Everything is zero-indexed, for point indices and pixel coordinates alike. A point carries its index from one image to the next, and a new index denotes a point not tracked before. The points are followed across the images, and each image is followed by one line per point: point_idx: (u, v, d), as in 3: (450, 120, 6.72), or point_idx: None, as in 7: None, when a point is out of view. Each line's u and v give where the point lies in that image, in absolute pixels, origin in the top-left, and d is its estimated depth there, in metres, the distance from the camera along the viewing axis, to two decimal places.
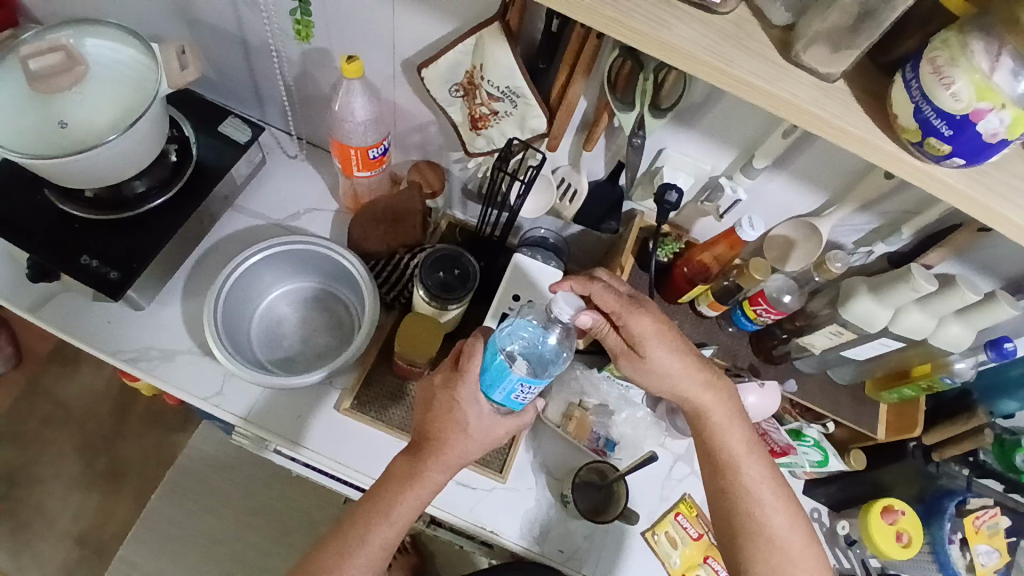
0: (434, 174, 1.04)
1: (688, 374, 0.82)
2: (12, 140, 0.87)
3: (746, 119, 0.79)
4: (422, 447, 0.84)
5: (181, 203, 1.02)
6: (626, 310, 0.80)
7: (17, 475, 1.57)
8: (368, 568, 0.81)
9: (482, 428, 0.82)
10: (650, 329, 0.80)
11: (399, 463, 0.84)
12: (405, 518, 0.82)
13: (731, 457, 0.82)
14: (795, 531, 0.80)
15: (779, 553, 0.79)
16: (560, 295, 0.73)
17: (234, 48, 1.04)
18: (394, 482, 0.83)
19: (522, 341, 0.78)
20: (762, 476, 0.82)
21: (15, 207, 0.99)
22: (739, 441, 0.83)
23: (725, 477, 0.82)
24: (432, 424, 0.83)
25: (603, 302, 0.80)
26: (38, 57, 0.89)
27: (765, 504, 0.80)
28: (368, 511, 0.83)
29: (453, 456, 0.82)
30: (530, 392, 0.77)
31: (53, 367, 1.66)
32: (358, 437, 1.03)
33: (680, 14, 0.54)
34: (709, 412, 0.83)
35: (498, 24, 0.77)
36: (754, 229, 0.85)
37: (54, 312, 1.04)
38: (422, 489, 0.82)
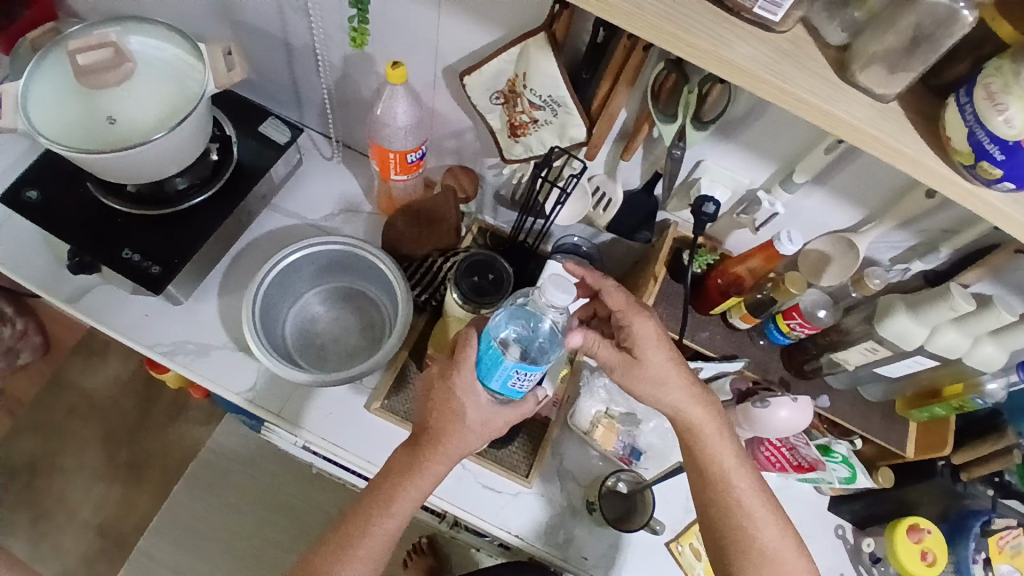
0: (468, 179, 1.07)
1: (678, 383, 0.82)
2: (62, 134, 0.89)
3: (788, 134, 0.80)
4: (420, 440, 0.83)
5: (220, 201, 1.04)
6: (631, 310, 0.83)
7: (41, 464, 1.59)
8: (372, 561, 0.82)
9: (481, 421, 0.82)
10: (651, 333, 0.81)
11: (399, 454, 0.85)
12: (406, 510, 0.83)
13: (720, 468, 0.83)
14: (787, 543, 0.81)
15: (771, 564, 0.80)
16: (548, 280, 0.73)
17: (277, 50, 1.06)
18: (395, 474, 0.83)
19: (517, 329, 0.79)
20: (750, 485, 0.83)
21: (61, 201, 1.01)
22: (729, 455, 0.83)
23: (715, 491, 0.83)
24: (431, 415, 0.83)
25: (611, 298, 0.83)
26: (88, 52, 0.90)
27: (755, 514, 0.81)
28: (371, 501, 0.83)
29: (453, 448, 0.82)
30: (526, 379, 0.77)
31: (79, 357, 1.68)
32: (390, 437, 1.04)
33: (739, 31, 0.55)
34: (699, 427, 0.83)
35: (544, 34, 0.78)
36: (793, 243, 0.84)
37: (92, 304, 1.06)
38: (422, 480, 0.82)
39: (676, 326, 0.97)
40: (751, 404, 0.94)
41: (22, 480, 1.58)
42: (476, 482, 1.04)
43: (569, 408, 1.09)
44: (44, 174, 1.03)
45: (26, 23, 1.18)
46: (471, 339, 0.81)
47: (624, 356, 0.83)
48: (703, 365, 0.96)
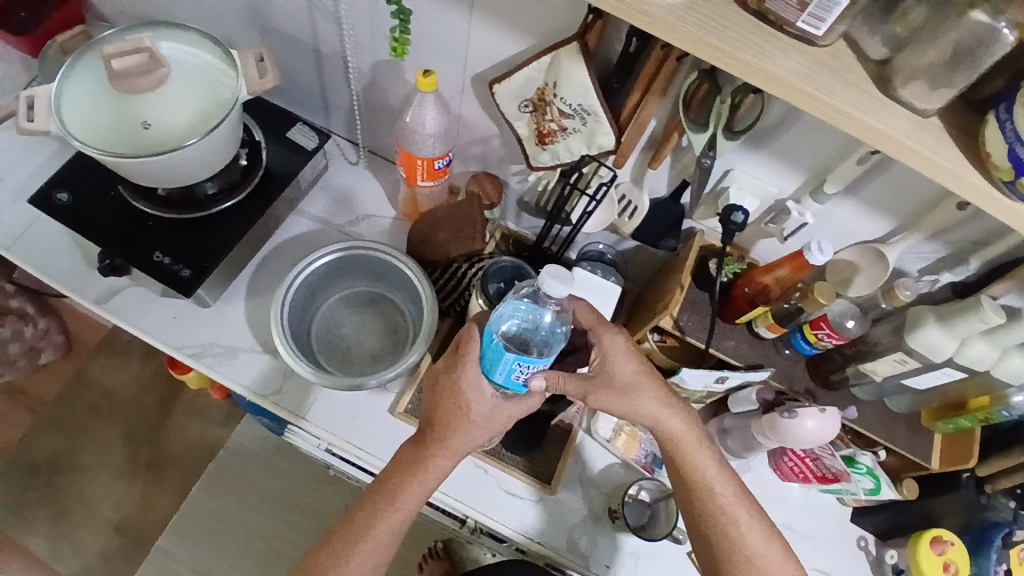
0: (493, 185, 1.07)
1: (653, 395, 0.83)
2: (96, 138, 0.90)
3: (820, 144, 0.79)
4: (427, 435, 0.83)
5: (249, 205, 1.05)
6: (600, 327, 0.84)
7: (61, 462, 1.61)
8: (378, 556, 0.83)
9: (486, 414, 0.81)
10: (621, 348, 0.83)
11: (405, 450, 0.85)
12: (410, 505, 0.83)
13: (702, 478, 0.84)
14: (773, 547, 0.83)
15: (757, 569, 0.82)
16: (546, 271, 0.71)
17: (306, 57, 1.07)
18: (400, 468, 0.84)
19: (519, 321, 0.79)
20: (731, 494, 0.85)
21: (92, 203, 1.03)
22: (710, 463, 0.85)
23: (699, 499, 0.84)
24: (437, 411, 0.82)
25: (581, 315, 0.84)
26: (121, 57, 0.90)
27: (739, 521, 0.83)
28: (378, 495, 0.84)
29: (457, 442, 0.82)
30: (530, 373, 0.75)
31: (101, 357, 1.70)
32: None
33: (782, 44, 0.55)
34: (677, 438, 0.85)
35: (576, 43, 0.79)
36: (823, 253, 0.83)
37: (121, 305, 1.07)
38: (429, 475, 0.83)
39: (703, 335, 0.96)
40: (778, 414, 0.94)
41: (42, 478, 1.60)
42: (500, 488, 1.04)
43: (590, 416, 1.09)
44: (76, 176, 1.04)
45: (54, 25, 1.18)
46: (473, 337, 0.80)
47: (598, 375, 0.82)
48: (729, 374, 0.96)
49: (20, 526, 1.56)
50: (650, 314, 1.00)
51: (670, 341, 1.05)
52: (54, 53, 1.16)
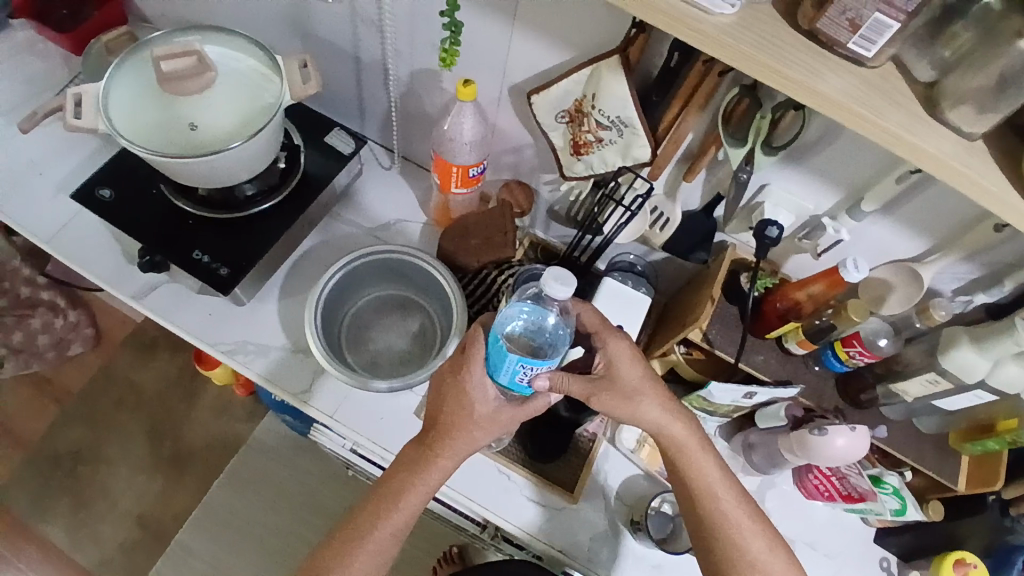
0: (523, 193, 1.09)
1: (655, 400, 0.82)
2: (142, 138, 0.91)
3: (859, 162, 0.80)
4: (429, 435, 0.84)
5: (286, 206, 1.07)
6: (605, 331, 0.82)
7: (84, 453, 1.63)
8: (383, 554, 0.83)
9: (489, 416, 0.82)
10: (625, 353, 0.81)
11: (407, 451, 0.86)
12: (414, 505, 0.84)
13: (704, 485, 0.83)
14: (776, 558, 0.82)
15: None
16: (548, 273, 0.71)
17: (346, 64, 1.09)
18: (404, 468, 0.84)
19: (523, 323, 0.81)
20: (733, 499, 0.84)
21: (134, 201, 1.05)
22: (713, 469, 0.84)
23: (701, 506, 0.83)
24: (442, 410, 0.83)
25: (586, 320, 0.83)
26: (170, 59, 0.91)
27: (742, 528, 0.82)
28: (382, 495, 0.84)
29: (460, 442, 0.83)
30: (534, 374, 0.76)
31: (127, 351, 1.73)
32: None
33: (832, 65, 0.55)
34: (680, 444, 0.83)
35: (618, 57, 0.80)
36: (859, 270, 0.84)
37: (157, 301, 1.09)
38: (433, 474, 0.83)
39: (732, 350, 0.96)
40: (807, 431, 0.94)
41: (65, 468, 1.62)
42: (524, 495, 1.05)
43: (614, 427, 1.09)
44: (119, 174, 1.07)
45: (95, 24, 1.20)
46: (478, 338, 0.81)
47: (600, 379, 0.82)
48: (756, 391, 0.95)
49: (42, 515, 1.58)
50: (678, 327, 1.00)
51: (695, 353, 1.04)
52: (97, 52, 1.17)
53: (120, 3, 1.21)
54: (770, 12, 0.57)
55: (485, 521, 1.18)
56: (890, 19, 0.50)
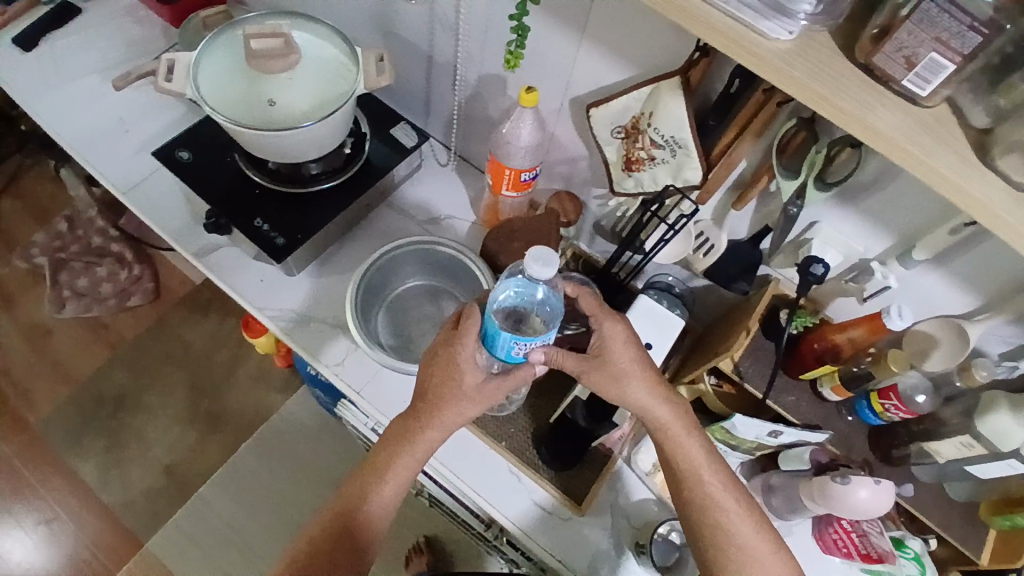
0: (572, 204, 1.11)
1: (643, 381, 0.83)
2: (224, 107, 0.97)
3: (912, 208, 0.78)
4: (417, 408, 0.85)
5: (346, 189, 1.13)
6: (601, 314, 0.83)
7: (126, 399, 1.73)
8: (374, 524, 0.84)
9: (478, 386, 0.83)
10: (620, 336, 0.83)
11: (396, 424, 0.87)
12: (403, 475, 0.85)
13: (690, 466, 0.83)
14: (764, 541, 0.82)
15: (751, 564, 0.80)
16: (530, 254, 0.71)
17: (420, 63, 1.15)
18: (393, 442, 0.86)
19: (515, 299, 0.82)
20: (719, 485, 0.83)
21: (206, 166, 1.12)
22: (697, 451, 0.84)
23: (687, 488, 0.83)
24: (432, 382, 0.84)
25: (585, 303, 0.83)
26: (260, 38, 0.97)
27: (732, 514, 0.82)
28: (371, 468, 0.85)
29: (449, 413, 0.83)
30: (529, 349, 0.76)
31: (182, 310, 1.82)
32: (468, 452, 1.07)
33: (886, 100, 0.55)
34: (665, 426, 0.84)
35: (679, 78, 0.82)
36: (903, 319, 0.81)
37: (216, 262, 1.16)
38: (419, 446, 0.84)
39: (762, 385, 0.94)
40: (830, 478, 0.90)
41: (107, 410, 1.72)
42: (531, 499, 1.05)
43: (632, 446, 1.08)
44: (198, 139, 1.14)
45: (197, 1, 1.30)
46: (474, 313, 0.82)
47: (593, 358, 0.83)
48: (783, 430, 0.92)
49: (77, 450, 1.68)
50: (709, 356, 0.99)
51: (726, 387, 1.05)
52: (193, 27, 1.25)
53: None
54: (830, 43, 0.57)
55: (491, 521, 1.19)
56: (946, 60, 0.50)
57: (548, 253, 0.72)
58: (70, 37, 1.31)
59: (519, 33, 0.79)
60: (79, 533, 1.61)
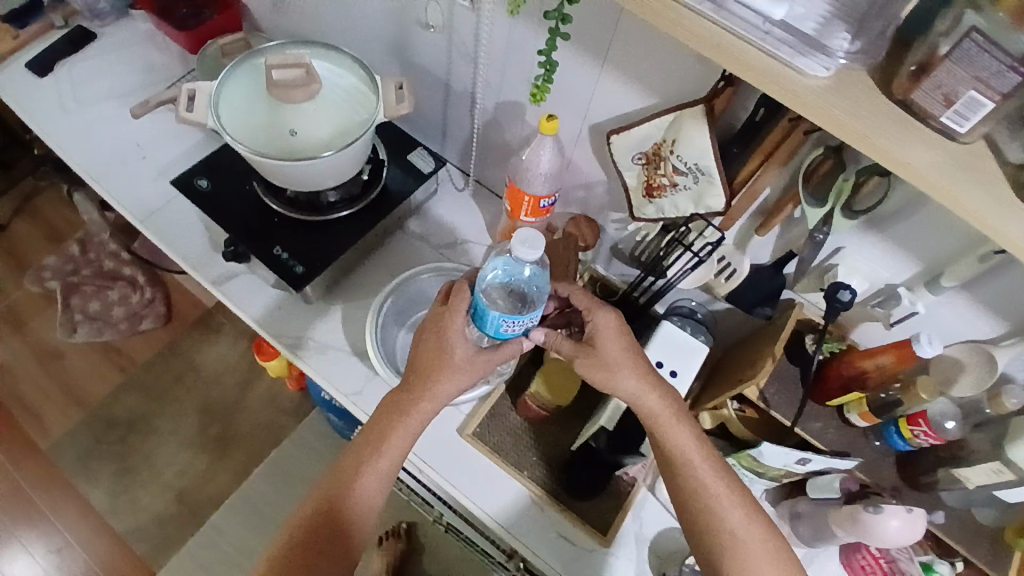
0: (589, 226, 1.10)
1: (633, 370, 0.84)
2: (246, 137, 0.98)
3: (938, 236, 0.78)
4: (410, 382, 0.86)
5: (364, 216, 1.13)
6: (594, 306, 0.86)
7: (138, 422, 1.72)
8: (366, 500, 0.83)
9: (468, 358, 0.85)
10: (612, 325, 0.85)
11: (389, 398, 0.87)
12: (396, 450, 0.85)
13: (680, 453, 0.83)
14: (755, 525, 0.81)
15: (743, 548, 0.79)
16: (516, 237, 0.76)
17: (437, 89, 1.16)
18: (386, 415, 0.86)
19: (501, 280, 0.88)
20: (707, 467, 0.83)
21: (225, 194, 1.12)
22: (688, 439, 0.84)
23: (679, 474, 0.83)
24: (423, 355, 0.86)
25: (576, 298, 0.87)
26: (282, 69, 0.98)
27: (721, 498, 0.81)
28: (364, 442, 0.85)
29: (442, 385, 0.85)
30: (517, 327, 0.81)
31: (194, 332, 1.82)
32: (487, 478, 1.05)
33: (922, 135, 0.55)
34: (655, 415, 0.84)
35: (703, 106, 0.82)
36: (933, 346, 0.80)
37: (233, 290, 1.16)
38: (413, 418, 0.85)
39: (788, 412, 0.93)
40: (861, 508, 0.89)
41: (119, 434, 1.70)
42: (553, 530, 1.03)
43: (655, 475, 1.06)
44: (216, 167, 1.15)
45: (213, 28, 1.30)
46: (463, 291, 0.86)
47: (584, 346, 0.85)
48: (811, 457, 0.91)
49: (88, 474, 1.66)
50: (732, 382, 0.98)
51: (749, 412, 1.03)
52: (212, 53, 1.26)
53: (239, 11, 1.31)
54: (867, 80, 0.56)
55: (512, 551, 1.17)
56: (984, 99, 0.50)
57: (533, 237, 0.77)
58: (88, 64, 1.32)
59: (549, 67, 0.79)
60: (90, 560, 1.59)
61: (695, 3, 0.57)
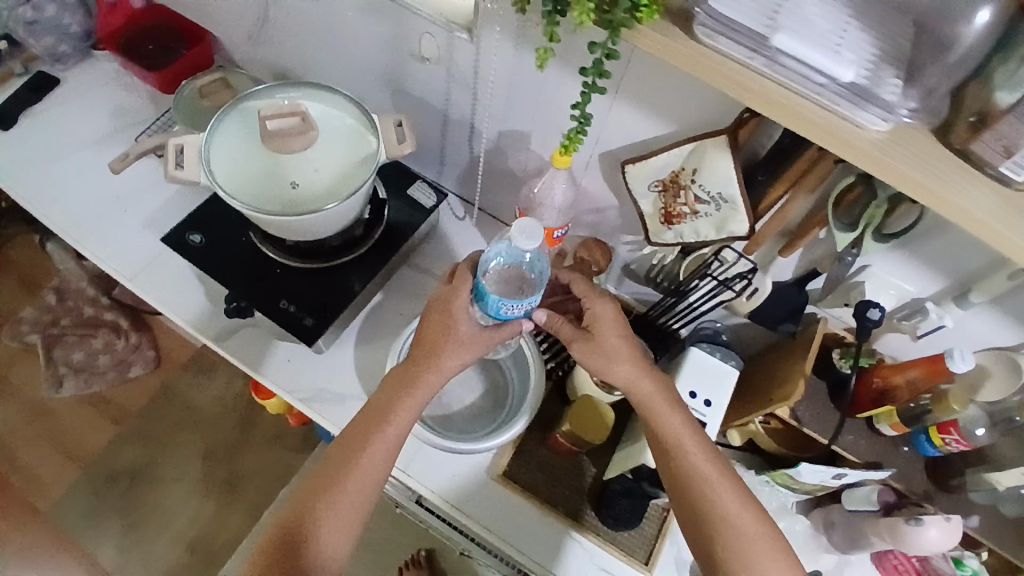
0: (601, 251, 1.08)
1: (630, 359, 0.85)
2: (244, 192, 0.92)
3: (969, 253, 0.78)
4: (414, 355, 0.88)
5: (371, 258, 1.08)
6: (591, 294, 0.88)
7: (139, 473, 1.65)
8: (361, 487, 0.82)
9: (472, 335, 0.86)
10: (610, 314, 0.86)
11: (394, 375, 0.88)
12: (395, 433, 0.85)
13: (673, 437, 0.83)
14: (745, 507, 0.80)
15: (732, 530, 0.79)
16: (516, 227, 0.76)
17: (434, 119, 1.12)
18: (388, 392, 0.87)
19: (504, 263, 0.88)
20: (700, 451, 0.83)
21: (222, 247, 1.07)
22: (681, 423, 0.84)
23: (671, 458, 0.83)
24: (427, 330, 0.88)
25: (575, 286, 0.89)
26: (277, 118, 0.93)
27: (712, 480, 0.81)
28: (366, 420, 0.86)
29: (445, 360, 0.86)
30: (517, 310, 0.82)
31: (187, 375, 1.74)
32: (519, 518, 1.03)
33: (977, 180, 0.54)
34: (649, 402, 0.84)
35: (727, 136, 0.79)
36: (966, 362, 0.81)
37: (238, 345, 1.11)
38: (418, 392, 0.86)
39: (818, 428, 0.94)
40: (903, 520, 0.90)
41: (119, 487, 1.63)
42: (595, 564, 1.02)
43: None
44: (209, 219, 1.09)
45: (185, 65, 1.23)
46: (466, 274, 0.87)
47: (583, 331, 0.86)
48: (847, 472, 0.92)
49: (92, 532, 1.59)
50: (761, 401, 0.96)
51: (774, 423, 1.03)
52: (189, 93, 1.18)
53: (212, 44, 1.23)
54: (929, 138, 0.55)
55: None
56: None
57: (531, 225, 0.77)
58: (52, 112, 1.23)
59: (582, 124, 0.73)
60: None
61: (745, 56, 0.56)
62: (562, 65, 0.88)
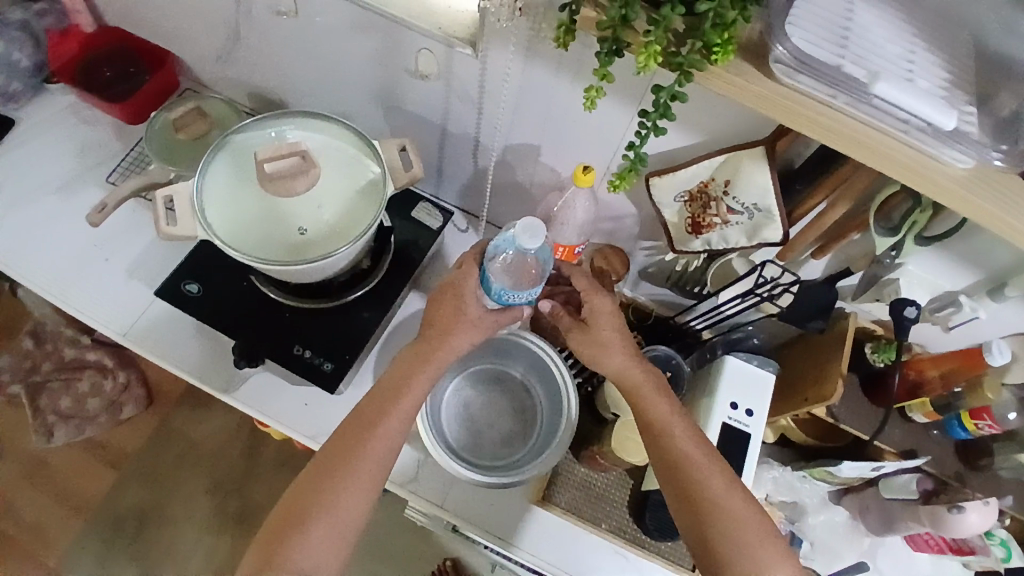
0: (619, 260, 1.05)
1: (621, 349, 0.82)
2: (246, 243, 0.85)
3: (1009, 249, 0.77)
4: (426, 332, 0.85)
5: (383, 290, 1.03)
6: (592, 289, 0.84)
7: (147, 515, 1.59)
8: (361, 485, 0.77)
9: (481, 317, 0.84)
10: (608, 308, 0.83)
11: (403, 358, 0.84)
12: (392, 427, 0.80)
13: (660, 421, 0.80)
14: (733, 492, 0.76)
15: (720, 516, 0.75)
16: (520, 225, 0.73)
17: (432, 134, 1.05)
18: (391, 380, 0.83)
19: None
20: (686, 436, 0.80)
21: (223, 296, 1.00)
22: (665, 406, 0.81)
23: (656, 444, 0.80)
24: (435, 308, 0.84)
25: (575, 280, 0.84)
26: (275, 159, 0.85)
27: (700, 463, 0.77)
28: (372, 408, 0.81)
29: (456, 340, 0.83)
30: (520, 299, 0.80)
31: (183, 408, 1.67)
32: (563, 538, 1.03)
33: None
34: (637, 388, 0.82)
35: (764, 148, 0.76)
36: (1004, 355, 0.82)
37: (249, 393, 1.05)
38: (434, 368, 0.83)
39: (856, 424, 0.95)
40: (944, 508, 0.91)
41: (129, 531, 1.57)
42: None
43: None
44: (205, 266, 1.02)
45: (148, 92, 1.12)
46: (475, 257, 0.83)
47: (578, 322, 0.84)
48: (885, 464, 0.94)
49: None
50: (795, 399, 0.97)
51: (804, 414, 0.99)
52: (160, 125, 1.08)
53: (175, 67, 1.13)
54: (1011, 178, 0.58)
55: None
56: None
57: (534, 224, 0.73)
58: (9, 157, 1.12)
59: (637, 165, 0.69)
60: None
61: (829, 97, 0.57)
62: (577, 78, 0.83)
